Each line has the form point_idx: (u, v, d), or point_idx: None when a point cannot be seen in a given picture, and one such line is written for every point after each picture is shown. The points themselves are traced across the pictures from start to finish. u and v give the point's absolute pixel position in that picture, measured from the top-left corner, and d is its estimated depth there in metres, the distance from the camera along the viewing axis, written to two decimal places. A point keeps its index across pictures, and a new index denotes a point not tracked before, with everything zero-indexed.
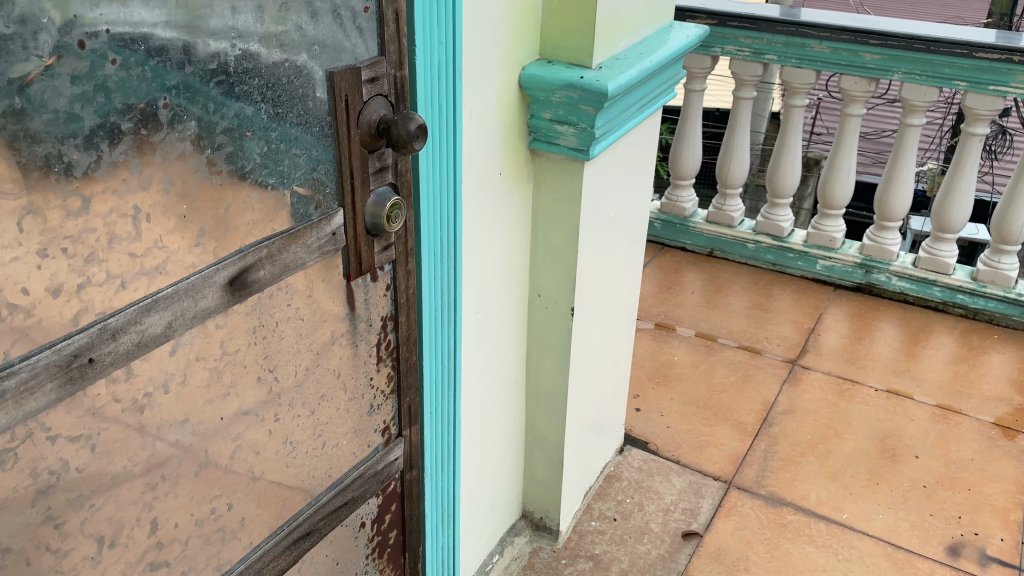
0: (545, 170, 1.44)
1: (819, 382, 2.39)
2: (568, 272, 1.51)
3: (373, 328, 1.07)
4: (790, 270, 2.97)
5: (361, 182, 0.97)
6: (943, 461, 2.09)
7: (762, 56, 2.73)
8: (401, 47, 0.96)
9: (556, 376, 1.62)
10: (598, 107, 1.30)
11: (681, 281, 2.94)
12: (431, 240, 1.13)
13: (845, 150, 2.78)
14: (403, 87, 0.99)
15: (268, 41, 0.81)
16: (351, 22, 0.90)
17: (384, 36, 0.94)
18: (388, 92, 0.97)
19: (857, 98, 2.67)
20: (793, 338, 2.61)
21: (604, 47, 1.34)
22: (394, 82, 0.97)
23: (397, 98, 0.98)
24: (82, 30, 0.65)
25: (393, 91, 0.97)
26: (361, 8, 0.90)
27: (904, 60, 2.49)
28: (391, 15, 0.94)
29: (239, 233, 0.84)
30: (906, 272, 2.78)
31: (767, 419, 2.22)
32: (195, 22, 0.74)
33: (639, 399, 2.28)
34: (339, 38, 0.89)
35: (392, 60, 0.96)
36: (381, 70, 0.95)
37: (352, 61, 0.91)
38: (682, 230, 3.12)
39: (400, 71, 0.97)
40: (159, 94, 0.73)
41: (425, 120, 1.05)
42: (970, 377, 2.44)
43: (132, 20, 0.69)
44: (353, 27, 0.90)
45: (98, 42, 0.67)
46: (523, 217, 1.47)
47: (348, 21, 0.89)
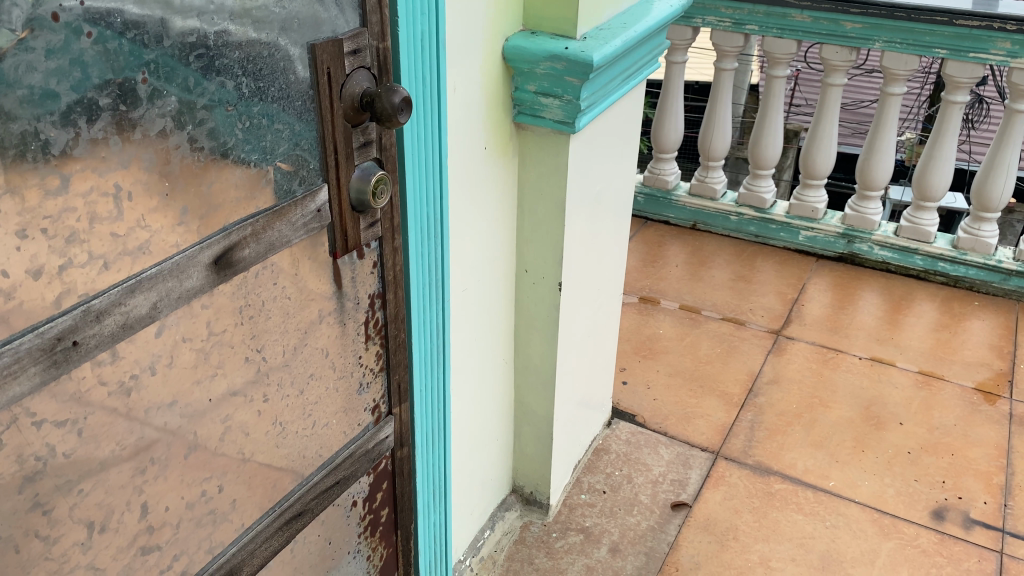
0: (531, 143, 1.43)
1: (803, 352, 2.40)
2: (555, 246, 1.51)
3: (361, 306, 1.06)
4: (772, 241, 2.98)
5: (345, 158, 0.95)
6: (927, 427, 2.11)
7: (743, 27, 2.72)
8: (383, 17, 0.94)
9: (544, 351, 1.61)
10: (583, 78, 1.29)
11: (665, 254, 2.95)
12: (418, 216, 1.12)
13: (826, 120, 2.78)
14: (386, 58, 0.97)
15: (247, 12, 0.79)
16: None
17: (365, 6, 0.91)
18: (371, 65, 0.95)
19: (838, 68, 2.66)
20: (776, 309, 2.62)
21: (588, 17, 1.32)
22: (377, 54, 0.95)
23: (380, 71, 0.97)
24: (54, 3, 0.63)
25: (375, 63, 0.95)
26: None
27: (885, 29, 2.49)
28: None
29: (222, 210, 0.82)
30: (888, 241, 2.80)
31: (752, 390, 2.23)
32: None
33: (626, 372, 2.29)
34: (319, 9, 0.87)
35: (375, 31, 0.94)
36: (363, 42, 0.93)
37: (332, 33, 0.89)
38: (665, 204, 3.11)
39: (382, 42, 0.95)
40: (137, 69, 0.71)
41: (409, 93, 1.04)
42: (952, 344, 2.47)
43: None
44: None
45: (70, 14, 0.65)
46: (509, 191, 1.46)
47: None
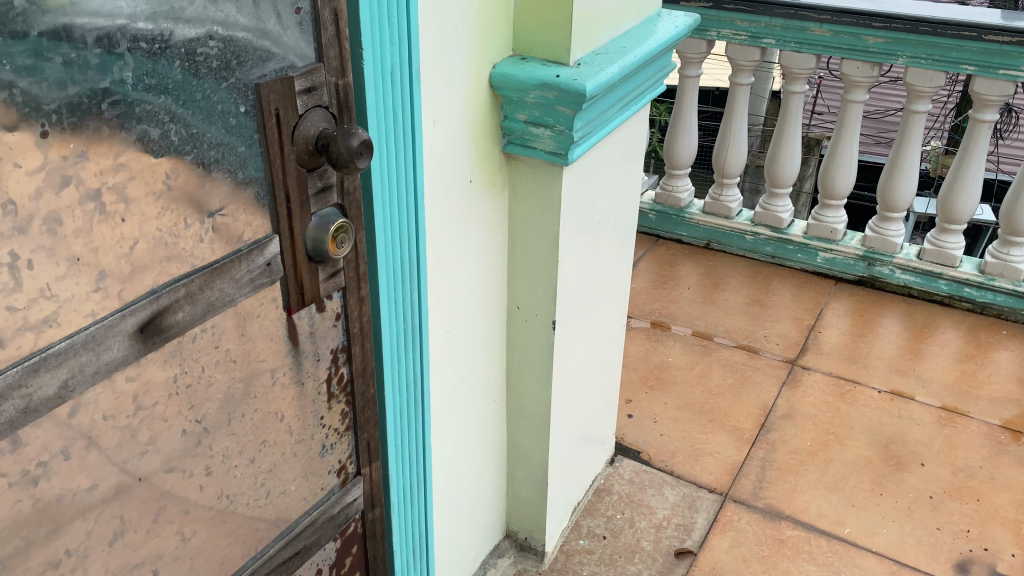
0: (522, 175, 1.33)
1: (819, 383, 2.28)
2: (548, 284, 1.40)
3: (322, 363, 0.96)
4: (789, 262, 2.86)
5: (299, 205, 0.86)
6: (950, 470, 1.99)
7: (760, 40, 2.60)
8: (343, 50, 0.85)
9: (538, 393, 1.51)
10: (575, 108, 1.19)
11: (677, 275, 2.83)
12: (388, 263, 1.03)
13: (847, 137, 2.66)
14: (348, 94, 0.87)
15: (184, 63, 0.71)
16: (281, 26, 0.78)
17: (321, 39, 0.82)
18: (330, 103, 0.86)
19: (860, 84, 2.54)
20: (792, 336, 2.50)
21: (582, 41, 1.23)
22: (336, 91, 0.86)
23: (340, 108, 0.87)
24: (49, 20, 0.60)
25: (335, 101, 0.86)
26: (291, 11, 0.79)
27: (909, 44, 2.37)
28: (329, 16, 0.82)
29: (149, 271, 0.73)
30: (910, 265, 2.67)
31: (765, 425, 2.12)
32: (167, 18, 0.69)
33: (631, 404, 2.18)
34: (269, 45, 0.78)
35: (333, 67, 0.84)
36: (319, 79, 0.83)
37: (282, 69, 0.80)
38: (677, 222, 3.00)
39: (343, 78, 0.86)
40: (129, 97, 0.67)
41: (376, 131, 0.94)
42: (978, 377, 2.34)
43: (103, 11, 0.64)
44: (283, 32, 0.79)
45: (61, 33, 0.61)
46: (498, 225, 1.36)
47: (279, 27, 0.78)
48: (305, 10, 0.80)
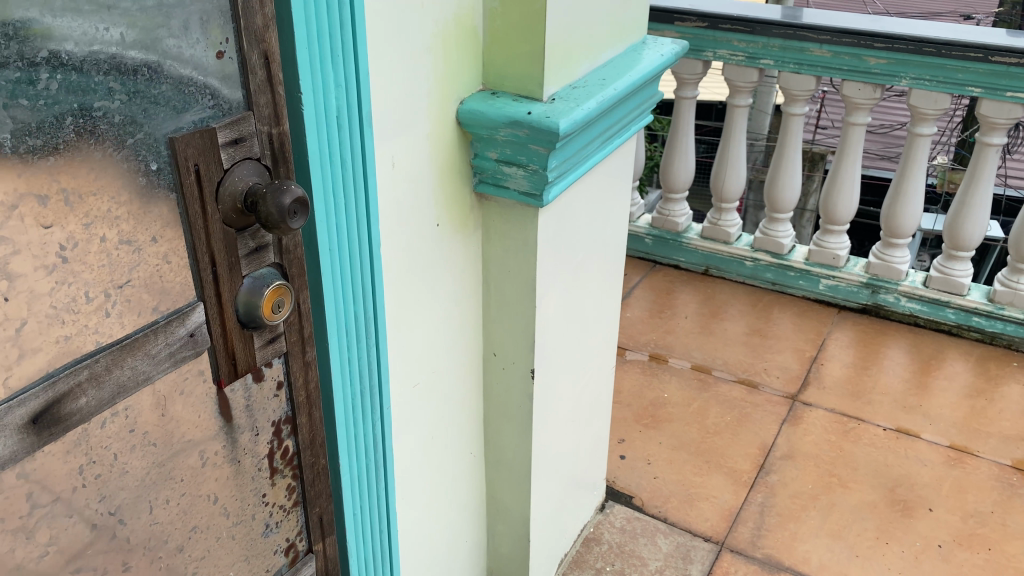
0: (496, 216, 1.24)
1: (822, 421, 2.18)
2: (525, 332, 1.31)
3: (262, 437, 0.87)
4: (790, 289, 2.77)
5: (228, 268, 0.77)
6: (960, 515, 1.88)
7: (758, 61, 2.52)
8: (277, 95, 0.76)
9: (517, 445, 1.42)
10: (549, 147, 1.10)
11: (674, 303, 2.74)
12: (338, 321, 0.94)
13: (849, 161, 2.57)
14: (284, 143, 0.78)
15: (77, 122, 0.62)
16: (199, 71, 0.70)
17: (250, 84, 0.74)
18: (262, 154, 0.77)
19: (861, 106, 2.45)
20: (793, 369, 2.40)
21: (557, 74, 1.14)
22: (269, 141, 0.77)
23: (274, 160, 0.78)
24: (38, 46, 0.58)
25: (269, 152, 0.77)
26: (211, 54, 0.70)
27: (912, 65, 2.28)
28: (257, 59, 0.74)
29: (43, 354, 0.64)
30: (916, 292, 2.57)
31: (764, 466, 2.02)
32: (162, 38, 0.67)
33: (624, 444, 2.09)
34: (188, 93, 0.69)
35: (264, 115, 0.76)
36: (247, 128, 0.74)
37: (201, 119, 0.71)
38: (675, 247, 2.91)
39: (278, 127, 0.77)
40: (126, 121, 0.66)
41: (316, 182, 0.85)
42: (988, 413, 2.23)
43: (32, 50, 0.58)
44: (202, 78, 0.70)
45: (50, 61, 0.59)
46: (471, 269, 1.27)
47: (198, 72, 0.70)
48: (229, 53, 0.72)
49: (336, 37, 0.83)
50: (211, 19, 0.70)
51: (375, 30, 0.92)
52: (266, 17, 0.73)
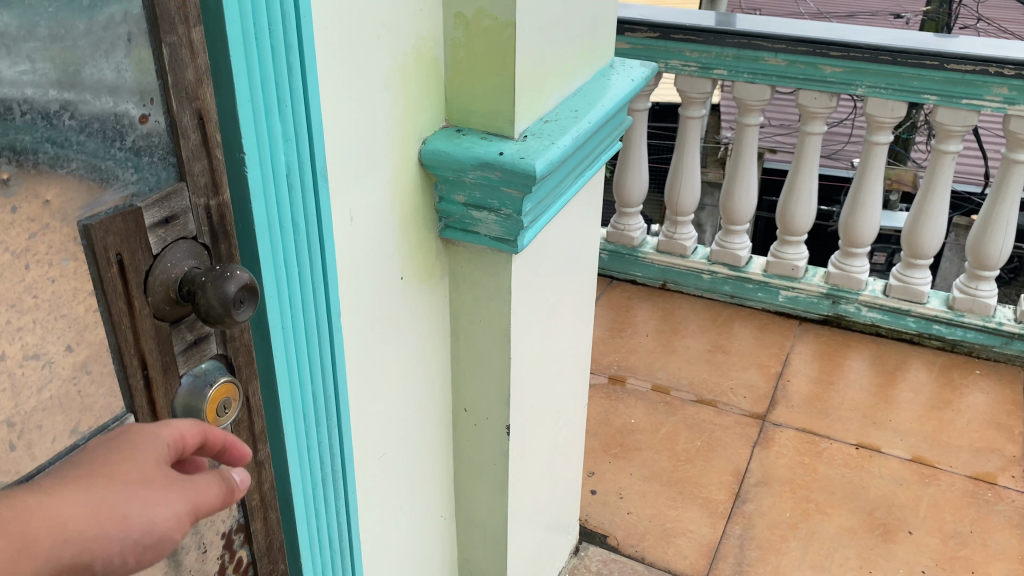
0: (464, 263, 1.13)
1: (793, 442, 2.12)
2: (497, 386, 1.19)
3: (210, 554, 0.75)
4: (750, 302, 2.71)
5: (161, 369, 0.63)
6: (940, 537, 1.84)
7: (711, 71, 2.45)
8: (215, 160, 0.64)
9: (490, 504, 1.30)
10: (524, 190, 0.99)
11: (633, 321, 2.66)
12: (293, 403, 0.83)
13: (805, 171, 2.52)
14: (226, 217, 0.66)
15: None
16: (118, 144, 0.57)
17: (181, 152, 0.62)
18: (200, 232, 0.64)
19: (817, 115, 2.41)
20: (759, 387, 2.34)
21: (527, 108, 1.03)
22: (208, 217, 0.65)
23: (214, 236, 0.66)
24: None
25: (208, 229, 0.65)
26: (131, 116, 0.58)
27: (869, 73, 2.24)
28: (189, 118, 0.61)
29: None
30: (876, 302, 2.54)
31: (739, 495, 1.95)
32: (71, 64, 0.54)
33: (595, 477, 1.99)
34: (106, 170, 0.57)
35: (200, 187, 0.64)
36: (180, 204, 0.62)
37: (122, 200, 0.58)
38: (631, 261, 2.83)
39: (218, 198, 0.65)
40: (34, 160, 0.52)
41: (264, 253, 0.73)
42: (956, 424, 2.20)
43: None
44: (122, 146, 0.58)
45: None
46: (438, 321, 1.16)
47: (117, 145, 0.57)
48: (152, 115, 0.59)
49: (284, 86, 0.71)
50: (131, 36, 0.57)
51: (327, 73, 0.80)
52: (197, 69, 0.61)
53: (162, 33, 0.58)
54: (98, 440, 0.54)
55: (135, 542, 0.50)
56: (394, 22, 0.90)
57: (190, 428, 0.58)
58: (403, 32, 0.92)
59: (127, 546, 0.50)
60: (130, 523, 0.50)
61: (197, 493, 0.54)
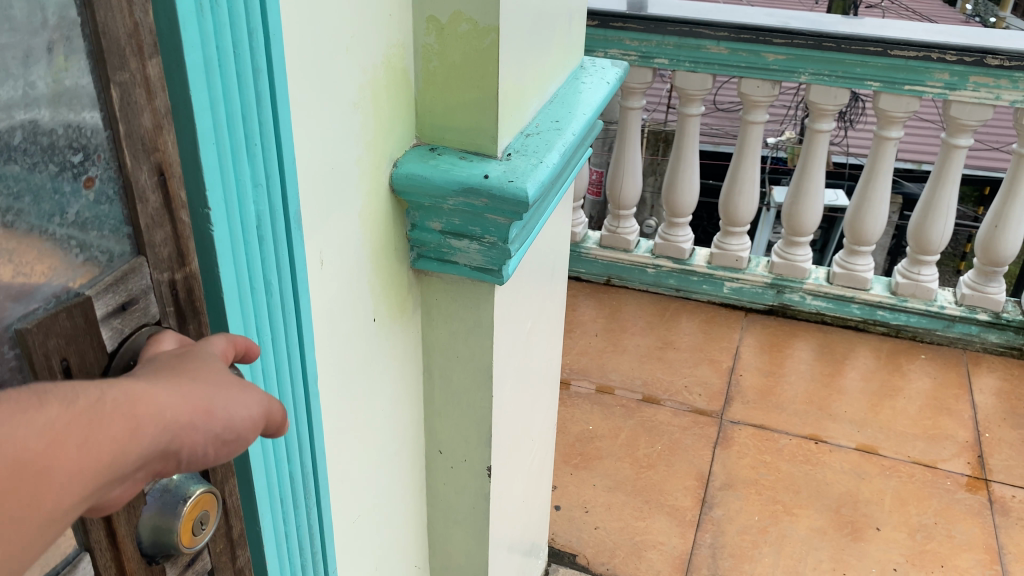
0: (438, 294, 1.01)
1: (753, 440, 2.08)
2: (476, 426, 1.09)
3: None
4: (694, 294, 2.67)
5: None
6: (907, 531, 1.83)
7: (652, 60, 2.38)
8: (179, 224, 0.55)
9: (469, 548, 1.20)
10: (512, 218, 0.88)
11: (580, 319, 2.58)
12: (269, 484, 0.73)
13: (748, 160, 2.48)
14: (191, 290, 0.57)
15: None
16: (60, 218, 0.48)
17: (138, 220, 0.51)
18: (162, 313, 0.55)
19: (759, 104, 2.37)
20: (713, 383, 2.29)
21: (508, 122, 0.92)
22: (171, 291, 0.55)
23: (179, 315, 0.57)
24: None
25: (172, 310, 0.56)
26: (72, 174, 0.48)
27: (811, 60, 2.20)
28: (148, 178, 0.51)
29: None
30: (821, 290, 2.53)
31: (706, 500, 1.89)
32: None
33: (557, 491, 1.90)
34: (47, 248, 0.47)
35: (162, 261, 0.54)
36: (139, 284, 0.52)
37: (63, 289, 0.48)
38: (572, 257, 2.75)
39: (184, 269, 0.56)
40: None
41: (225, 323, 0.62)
42: (908, 412, 2.21)
43: None
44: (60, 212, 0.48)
45: None
46: (411, 359, 1.03)
47: (61, 218, 0.48)
48: (101, 174, 0.49)
49: (251, 123, 0.59)
50: (67, 53, 0.45)
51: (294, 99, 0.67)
52: (156, 114, 0.51)
53: (111, 72, 0.47)
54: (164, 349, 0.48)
55: (218, 434, 0.45)
56: (363, 31, 0.77)
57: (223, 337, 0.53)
58: (371, 43, 0.79)
59: (210, 440, 0.45)
60: (215, 414, 0.45)
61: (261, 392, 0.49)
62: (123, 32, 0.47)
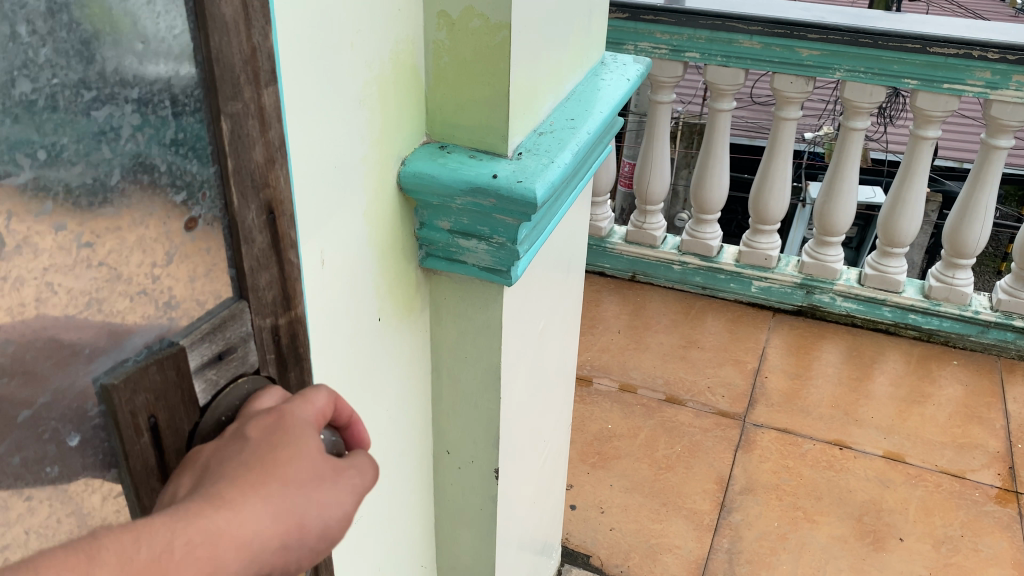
0: (447, 294, 0.99)
1: (776, 444, 2.04)
2: (484, 428, 1.07)
3: None
4: (721, 293, 2.63)
5: None
6: (931, 543, 1.78)
7: (682, 54, 2.33)
8: (279, 266, 0.63)
9: (477, 549, 1.19)
10: (521, 219, 0.86)
11: (604, 316, 2.55)
12: None
13: (779, 157, 2.43)
14: (294, 335, 0.67)
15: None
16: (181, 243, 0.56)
17: (245, 261, 0.59)
18: (262, 354, 0.64)
19: (792, 100, 2.31)
20: (737, 385, 2.25)
21: (519, 120, 0.90)
22: (274, 336, 0.65)
23: (272, 355, 0.65)
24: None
25: (273, 353, 0.65)
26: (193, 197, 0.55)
27: (847, 57, 2.14)
28: (256, 219, 0.59)
29: None
30: (851, 292, 2.47)
31: (725, 504, 1.86)
32: (132, 104, 0.49)
33: (573, 491, 1.88)
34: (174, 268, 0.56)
35: (267, 304, 0.63)
36: (239, 331, 0.61)
37: (160, 338, 0.55)
38: (598, 252, 2.72)
39: (290, 314, 0.66)
40: (81, 225, 0.48)
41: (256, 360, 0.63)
42: (938, 419, 2.15)
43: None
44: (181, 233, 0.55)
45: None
46: (418, 359, 1.02)
47: (179, 239, 0.55)
48: (205, 212, 0.56)
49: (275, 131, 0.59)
50: (193, 88, 0.53)
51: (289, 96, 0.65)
52: (269, 149, 0.59)
53: (225, 101, 0.54)
54: (259, 431, 0.53)
55: (311, 547, 0.50)
56: (370, 27, 0.75)
57: (323, 398, 0.59)
58: (377, 40, 0.77)
59: (303, 554, 0.50)
60: (307, 529, 0.50)
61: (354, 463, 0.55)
62: (238, 54, 0.54)
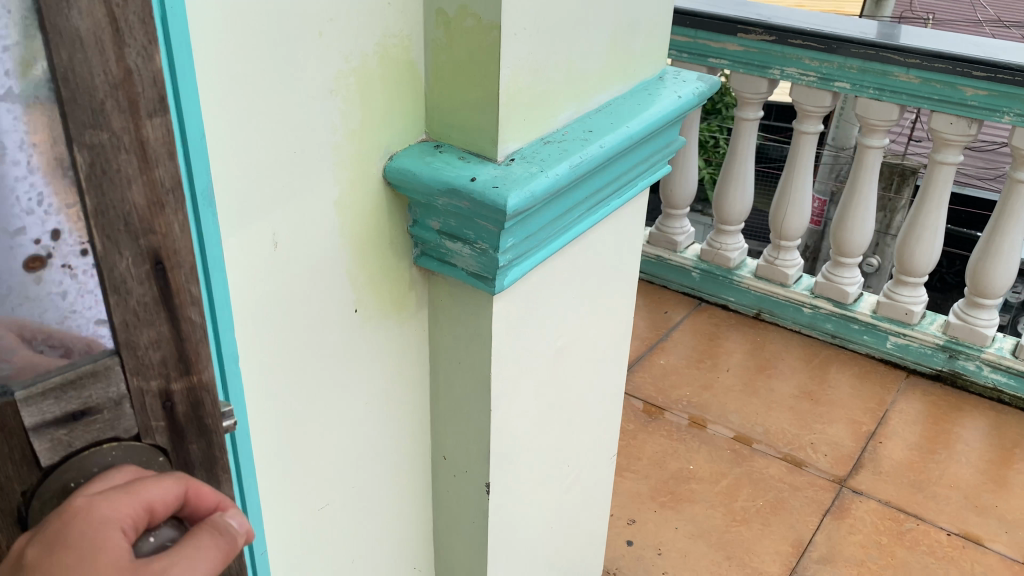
0: (444, 296, 0.98)
1: (873, 517, 1.85)
2: (477, 437, 1.05)
3: None
4: (852, 344, 2.42)
5: None
6: None
7: (831, 83, 2.17)
8: (169, 323, 0.50)
9: (471, 563, 1.16)
10: (499, 226, 0.83)
11: (717, 351, 2.42)
12: None
13: (933, 205, 2.21)
14: (198, 403, 0.54)
15: None
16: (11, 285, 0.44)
17: (116, 314, 0.47)
18: (146, 422, 0.51)
19: (952, 143, 2.09)
20: (845, 446, 2.06)
21: (521, 125, 0.87)
22: (164, 403, 0.52)
23: (173, 425, 0.53)
24: None
25: (165, 421, 0.52)
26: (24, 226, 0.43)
27: (1018, 99, 1.90)
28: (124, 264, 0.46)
29: None
30: (1002, 363, 2.19)
31: (796, 571, 1.71)
32: None
33: (634, 526, 1.80)
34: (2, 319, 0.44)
35: (153, 366, 0.50)
36: (103, 392, 0.49)
37: None
38: (724, 284, 2.59)
39: (188, 380, 0.53)
40: None
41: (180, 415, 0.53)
42: None
43: None
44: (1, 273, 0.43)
45: None
46: (411, 357, 1.01)
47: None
48: (53, 247, 0.44)
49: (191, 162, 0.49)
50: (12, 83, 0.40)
51: (226, 73, 0.65)
52: (155, 191, 0.46)
53: (68, 126, 0.42)
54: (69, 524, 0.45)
55: None
56: (349, 17, 0.75)
57: (172, 485, 0.50)
58: (358, 31, 0.77)
59: None
60: None
61: (174, 555, 0.47)
62: (100, 76, 0.42)
